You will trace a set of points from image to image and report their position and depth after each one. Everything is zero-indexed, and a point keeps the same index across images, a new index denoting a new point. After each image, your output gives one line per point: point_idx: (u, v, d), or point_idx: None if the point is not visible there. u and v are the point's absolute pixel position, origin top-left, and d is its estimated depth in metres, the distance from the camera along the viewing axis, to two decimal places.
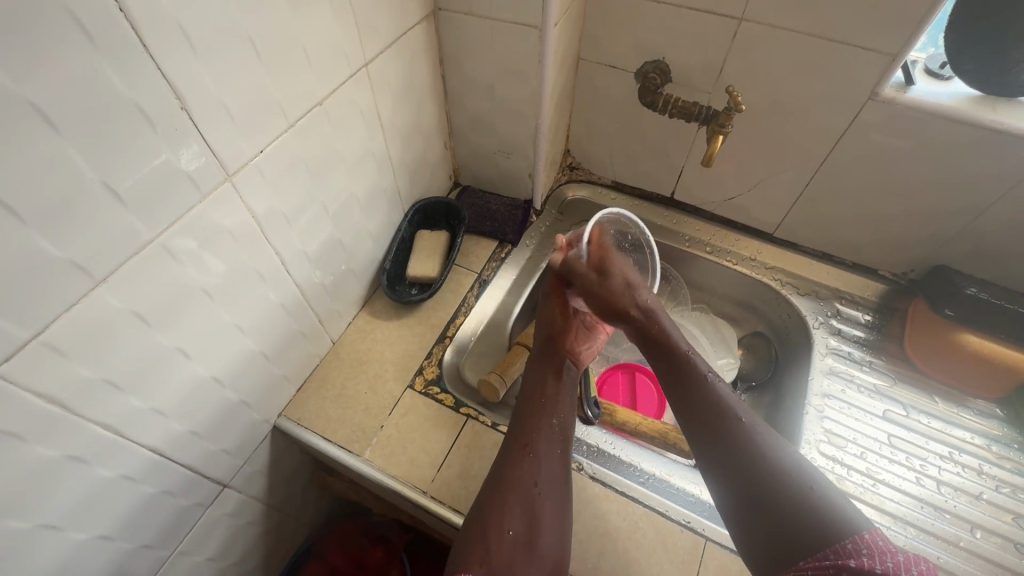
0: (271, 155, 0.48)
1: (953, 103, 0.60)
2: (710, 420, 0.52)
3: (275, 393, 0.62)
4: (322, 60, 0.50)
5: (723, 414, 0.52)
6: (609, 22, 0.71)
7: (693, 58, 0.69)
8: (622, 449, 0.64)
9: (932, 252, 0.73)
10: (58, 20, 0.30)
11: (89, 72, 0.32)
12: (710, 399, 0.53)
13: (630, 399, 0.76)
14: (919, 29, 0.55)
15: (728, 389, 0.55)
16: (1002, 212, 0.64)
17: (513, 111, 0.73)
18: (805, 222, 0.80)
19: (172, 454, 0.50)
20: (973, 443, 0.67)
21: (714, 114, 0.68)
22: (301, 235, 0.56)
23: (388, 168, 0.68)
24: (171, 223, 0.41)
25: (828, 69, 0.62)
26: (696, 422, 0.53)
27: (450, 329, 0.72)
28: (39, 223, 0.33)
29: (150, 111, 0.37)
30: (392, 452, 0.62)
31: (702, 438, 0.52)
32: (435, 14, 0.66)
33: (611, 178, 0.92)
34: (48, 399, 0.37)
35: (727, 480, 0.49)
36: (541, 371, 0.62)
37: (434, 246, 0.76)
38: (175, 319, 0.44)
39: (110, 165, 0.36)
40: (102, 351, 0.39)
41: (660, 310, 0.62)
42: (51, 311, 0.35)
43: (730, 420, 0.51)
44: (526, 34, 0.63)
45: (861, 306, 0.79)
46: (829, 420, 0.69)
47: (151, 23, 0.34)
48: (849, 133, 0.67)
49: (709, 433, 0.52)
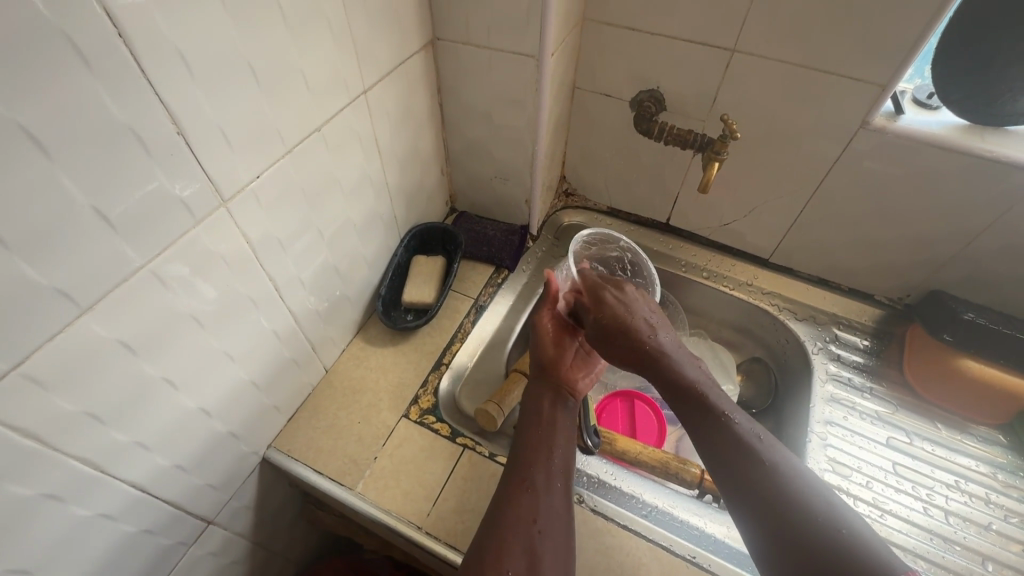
0: (267, 180, 0.48)
1: (942, 132, 0.61)
2: (731, 459, 0.50)
3: (265, 424, 0.60)
4: (322, 88, 0.50)
5: (744, 455, 0.50)
6: (604, 53, 0.73)
7: (687, 88, 0.71)
8: (623, 481, 0.62)
9: (927, 277, 0.74)
10: (56, 46, 0.30)
11: (83, 96, 0.32)
12: (730, 437, 0.51)
13: (629, 428, 0.74)
14: (907, 60, 0.57)
15: (745, 421, 0.53)
16: (995, 238, 0.65)
17: (510, 138, 0.74)
18: (800, 248, 0.80)
19: (155, 489, 0.47)
20: (977, 471, 0.66)
21: (709, 142, 0.69)
22: (296, 260, 0.55)
23: (385, 195, 0.68)
24: (163, 248, 0.40)
25: (819, 98, 0.64)
26: (719, 460, 0.51)
27: (446, 356, 0.71)
28: (24, 251, 0.32)
29: (145, 136, 0.36)
30: (385, 485, 0.60)
31: (725, 475, 0.50)
32: (433, 44, 0.67)
33: (606, 204, 0.92)
34: (26, 434, 0.35)
35: (756, 519, 0.47)
36: (536, 403, 0.61)
37: (430, 272, 0.75)
38: (162, 349, 0.43)
39: (102, 192, 0.35)
40: (85, 383, 0.38)
41: (673, 350, 0.59)
42: (32, 341, 0.34)
43: (753, 462, 0.49)
44: (523, 63, 0.64)
45: (858, 332, 0.79)
46: (832, 448, 0.68)
47: (151, 50, 0.34)
48: (841, 161, 0.68)
49: (729, 467, 0.50)
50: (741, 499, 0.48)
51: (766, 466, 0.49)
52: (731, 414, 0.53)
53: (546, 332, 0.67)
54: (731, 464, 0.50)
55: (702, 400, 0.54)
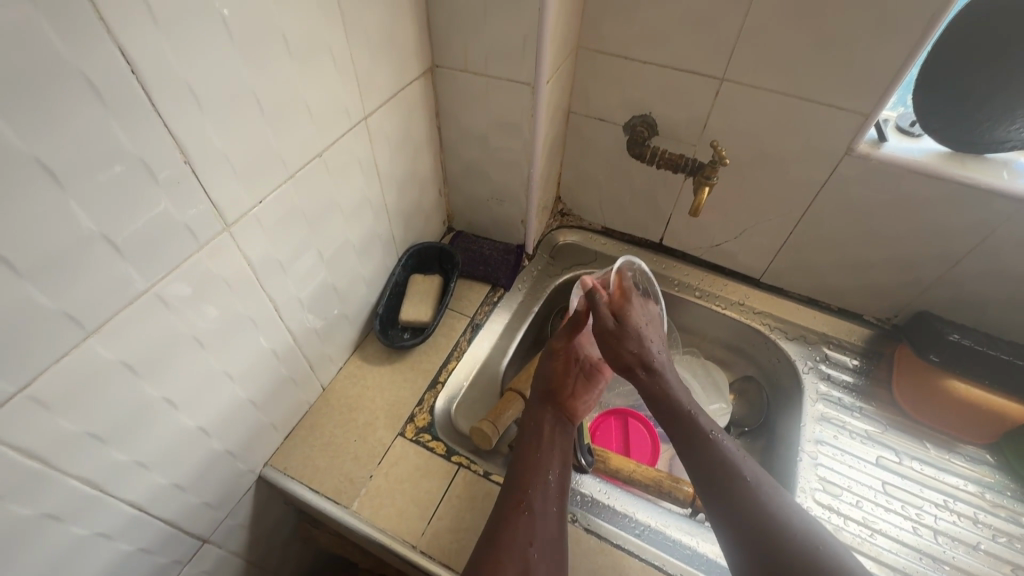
0: (269, 204, 0.49)
1: (925, 159, 0.63)
2: (715, 475, 0.52)
3: (262, 442, 0.60)
4: (324, 116, 0.52)
5: (728, 473, 0.52)
6: (598, 80, 0.75)
7: (679, 114, 0.73)
8: (616, 499, 0.63)
9: (914, 298, 0.75)
10: (73, 82, 0.31)
11: (96, 128, 0.33)
12: (715, 455, 0.53)
13: (623, 446, 0.75)
14: (888, 92, 0.59)
15: (732, 445, 0.55)
16: (978, 261, 0.67)
17: (506, 160, 0.76)
18: (790, 268, 0.82)
19: (152, 508, 0.48)
20: (966, 490, 0.67)
21: (700, 167, 0.71)
22: (295, 281, 0.56)
23: (384, 216, 0.69)
24: (167, 272, 0.41)
25: (805, 126, 0.66)
26: (704, 476, 0.53)
27: (443, 374, 0.72)
28: (35, 276, 0.33)
29: (153, 164, 0.37)
30: (380, 503, 0.60)
31: (711, 493, 0.52)
32: (432, 70, 0.69)
33: (601, 224, 0.94)
34: (29, 454, 0.36)
35: (737, 536, 0.49)
36: (538, 427, 0.62)
37: (427, 291, 0.76)
38: (164, 370, 0.44)
39: (111, 219, 0.36)
40: (89, 404, 0.39)
41: (666, 366, 0.62)
42: (39, 364, 0.35)
43: (736, 480, 0.51)
44: (520, 90, 0.66)
45: (848, 351, 0.80)
46: (823, 467, 0.69)
47: (162, 85, 0.36)
48: (827, 186, 0.70)
49: (715, 487, 0.52)
50: (723, 515, 0.50)
51: (747, 484, 0.51)
52: (717, 433, 0.55)
53: (557, 368, 0.66)
54: (715, 480, 0.52)
55: (692, 419, 0.57)
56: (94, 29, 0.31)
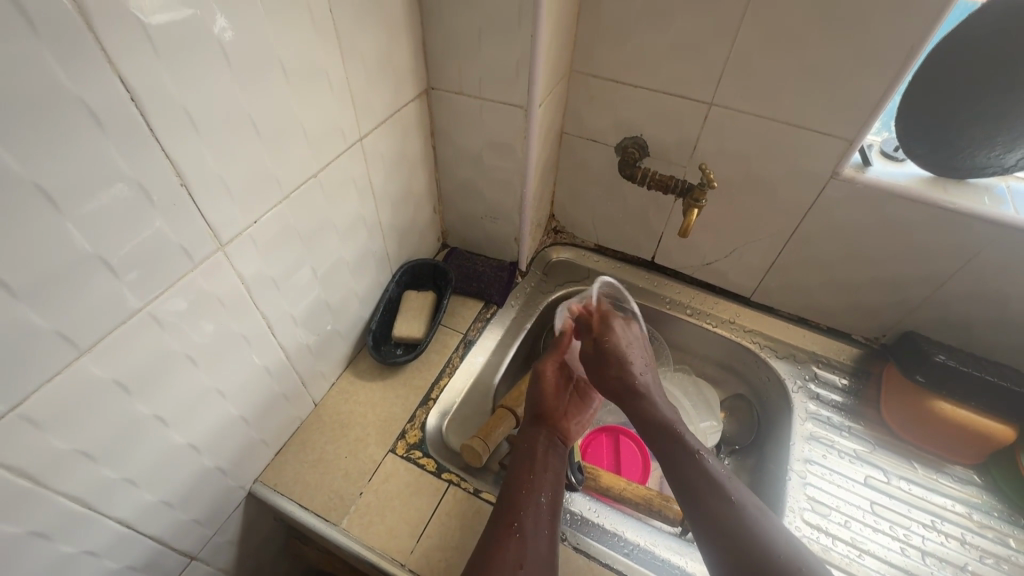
0: (264, 224, 0.50)
1: (908, 183, 0.65)
2: (701, 494, 0.53)
3: (252, 459, 0.61)
4: (319, 138, 0.53)
5: (715, 492, 0.52)
6: (590, 102, 0.77)
7: (669, 136, 0.74)
8: (606, 518, 0.63)
9: (901, 318, 0.76)
10: (73, 110, 0.32)
11: (95, 153, 0.34)
12: (702, 474, 0.54)
13: (614, 464, 0.75)
14: (870, 119, 0.61)
15: (717, 464, 0.56)
16: (962, 282, 0.68)
17: (500, 180, 0.77)
18: (779, 288, 0.83)
19: (140, 525, 0.48)
20: (954, 511, 0.68)
21: (689, 188, 0.73)
22: (289, 298, 0.57)
23: (378, 233, 0.70)
24: (161, 291, 0.42)
25: (791, 150, 0.67)
26: (691, 495, 0.53)
27: (435, 391, 0.72)
28: (28, 296, 0.33)
29: (149, 186, 0.38)
30: (370, 521, 0.60)
31: (697, 509, 0.52)
32: (428, 92, 0.71)
33: (594, 242, 0.95)
34: (19, 473, 0.36)
35: (721, 551, 0.49)
36: (530, 449, 0.62)
37: (420, 307, 0.77)
38: (155, 387, 0.44)
39: (106, 240, 0.37)
40: (79, 423, 0.39)
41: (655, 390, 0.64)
42: (31, 383, 0.35)
43: (722, 498, 0.52)
44: (513, 113, 0.68)
45: (837, 370, 0.81)
46: (811, 487, 0.69)
47: (160, 111, 0.37)
48: (814, 208, 0.71)
49: (701, 504, 0.52)
50: (709, 533, 0.50)
51: (734, 503, 0.51)
52: (704, 452, 0.56)
53: (547, 385, 0.68)
54: (702, 499, 0.52)
55: (679, 437, 0.57)
56: (95, 59, 0.32)
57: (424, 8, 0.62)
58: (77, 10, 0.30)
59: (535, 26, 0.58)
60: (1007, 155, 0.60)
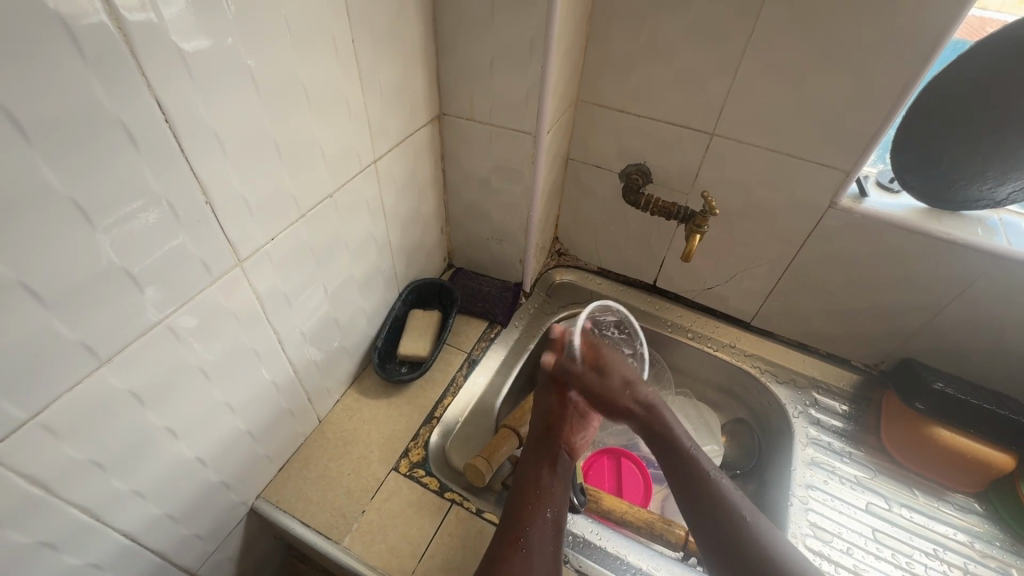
0: (280, 242, 0.51)
1: (903, 214, 0.67)
2: (711, 514, 0.55)
3: (256, 474, 0.61)
4: (336, 160, 0.55)
5: (725, 510, 0.54)
6: (595, 130, 0.79)
7: (672, 164, 0.77)
8: (608, 540, 0.62)
9: (899, 345, 0.78)
10: (112, 131, 0.34)
11: (127, 170, 0.36)
12: (712, 493, 0.56)
13: (616, 486, 0.75)
14: (866, 151, 0.63)
15: (727, 482, 0.57)
16: (958, 311, 0.70)
17: (506, 203, 0.79)
18: (779, 313, 0.85)
19: (145, 538, 0.48)
20: (956, 539, 0.68)
21: (691, 215, 0.75)
22: (300, 314, 0.58)
23: (387, 252, 0.72)
24: (180, 304, 0.43)
25: (790, 180, 0.70)
26: (700, 514, 0.56)
27: (438, 409, 0.73)
28: (57, 307, 0.34)
29: (176, 204, 0.40)
30: (371, 539, 0.60)
31: (707, 528, 0.55)
32: (440, 118, 0.73)
33: (597, 264, 0.97)
34: (33, 482, 0.37)
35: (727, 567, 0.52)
36: (537, 464, 0.62)
37: (425, 326, 0.78)
38: (169, 399, 0.45)
39: (131, 253, 0.38)
40: (94, 433, 0.39)
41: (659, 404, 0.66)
42: (52, 393, 0.36)
43: (732, 516, 0.54)
44: (522, 139, 0.70)
45: (837, 396, 0.82)
46: (813, 512, 0.69)
47: (191, 132, 0.39)
48: (813, 236, 0.73)
49: (709, 523, 0.55)
50: (723, 552, 0.53)
51: (744, 520, 0.53)
52: (712, 470, 0.58)
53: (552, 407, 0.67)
54: (714, 518, 0.54)
55: (687, 455, 0.60)
56: (135, 83, 0.34)
57: (439, 38, 0.65)
58: (122, 36, 0.32)
59: (545, 57, 0.61)
60: (998, 189, 0.62)
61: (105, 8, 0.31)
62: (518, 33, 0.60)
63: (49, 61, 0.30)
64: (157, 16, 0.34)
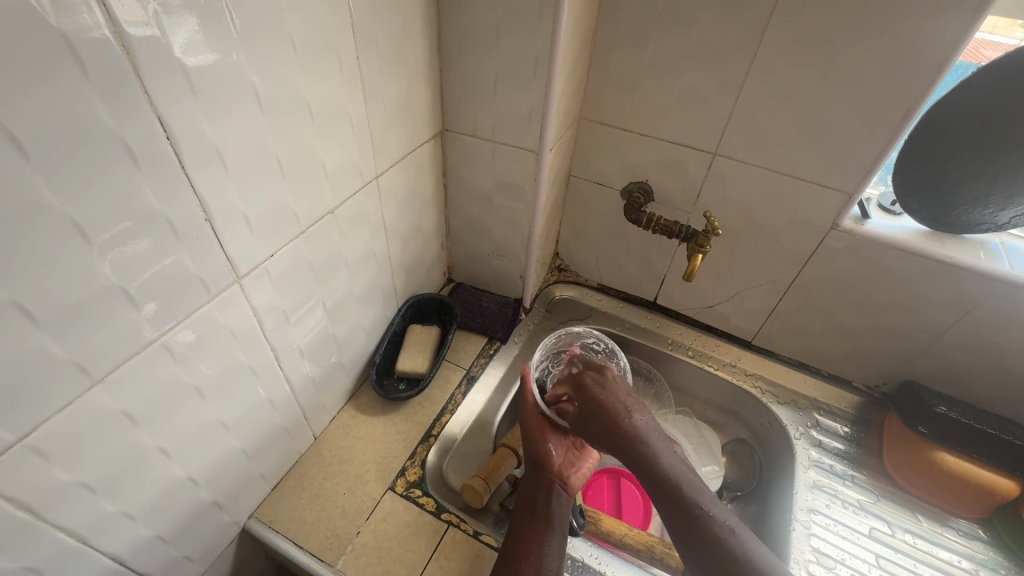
0: (280, 258, 0.51)
1: (906, 236, 0.67)
2: (703, 547, 0.51)
3: (249, 493, 0.59)
4: (338, 177, 0.55)
5: (719, 552, 0.50)
6: (597, 148, 0.79)
7: (673, 183, 0.77)
8: (608, 564, 0.62)
9: (901, 367, 0.77)
10: (113, 148, 0.33)
11: (127, 188, 0.35)
12: (703, 533, 0.52)
13: (615, 507, 0.74)
14: (868, 174, 0.63)
15: (720, 509, 0.53)
16: (958, 335, 0.70)
17: (507, 219, 0.79)
18: (780, 333, 0.84)
19: (133, 561, 0.47)
20: (960, 567, 0.67)
21: (692, 234, 0.74)
22: (297, 330, 0.57)
23: (387, 267, 0.71)
24: (176, 322, 0.42)
25: (792, 201, 0.70)
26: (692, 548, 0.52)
27: (436, 427, 0.72)
28: (51, 327, 0.34)
29: (175, 221, 0.39)
30: (365, 562, 0.59)
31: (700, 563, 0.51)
32: (442, 133, 0.73)
33: (597, 281, 0.96)
34: (19, 505, 0.35)
35: None
36: (535, 496, 0.61)
37: (424, 342, 0.77)
38: (163, 420, 0.44)
39: (130, 271, 0.37)
40: (85, 454, 0.38)
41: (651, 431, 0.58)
42: (43, 414, 0.35)
43: (726, 557, 0.50)
44: (524, 156, 0.70)
45: (839, 418, 0.81)
46: (816, 537, 0.68)
47: (193, 150, 0.38)
48: (815, 257, 0.73)
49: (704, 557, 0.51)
50: None
51: (737, 563, 0.49)
52: (704, 506, 0.53)
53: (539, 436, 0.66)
54: (708, 561, 0.51)
55: (678, 491, 0.54)
56: (137, 99, 0.34)
57: (443, 55, 0.65)
58: (127, 54, 0.32)
59: (548, 76, 0.61)
60: (1000, 212, 0.63)
61: (110, 24, 0.31)
62: (523, 52, 0.60)
63: (52, 80, 0.29)
64: (161, 32, 0.33)
